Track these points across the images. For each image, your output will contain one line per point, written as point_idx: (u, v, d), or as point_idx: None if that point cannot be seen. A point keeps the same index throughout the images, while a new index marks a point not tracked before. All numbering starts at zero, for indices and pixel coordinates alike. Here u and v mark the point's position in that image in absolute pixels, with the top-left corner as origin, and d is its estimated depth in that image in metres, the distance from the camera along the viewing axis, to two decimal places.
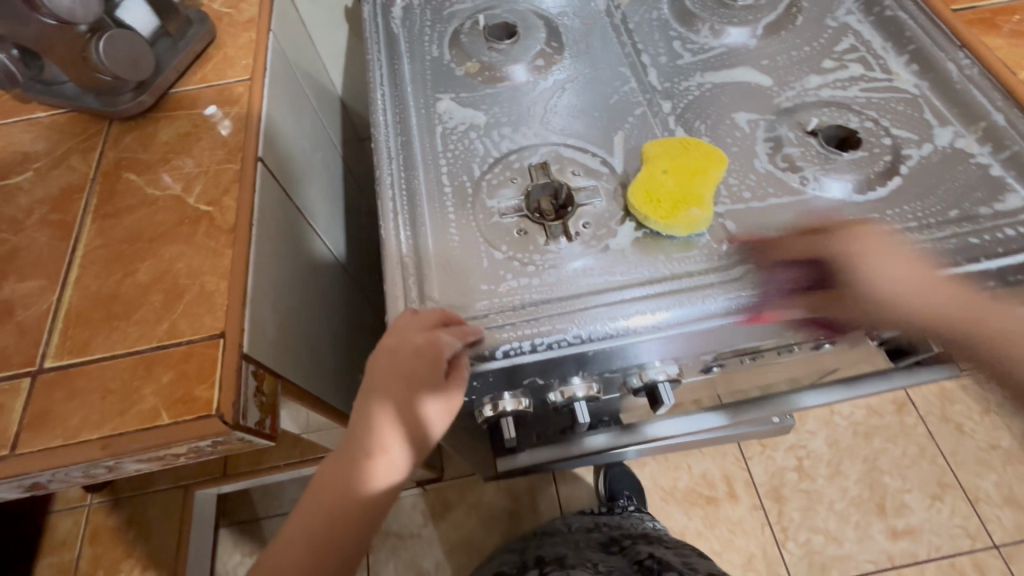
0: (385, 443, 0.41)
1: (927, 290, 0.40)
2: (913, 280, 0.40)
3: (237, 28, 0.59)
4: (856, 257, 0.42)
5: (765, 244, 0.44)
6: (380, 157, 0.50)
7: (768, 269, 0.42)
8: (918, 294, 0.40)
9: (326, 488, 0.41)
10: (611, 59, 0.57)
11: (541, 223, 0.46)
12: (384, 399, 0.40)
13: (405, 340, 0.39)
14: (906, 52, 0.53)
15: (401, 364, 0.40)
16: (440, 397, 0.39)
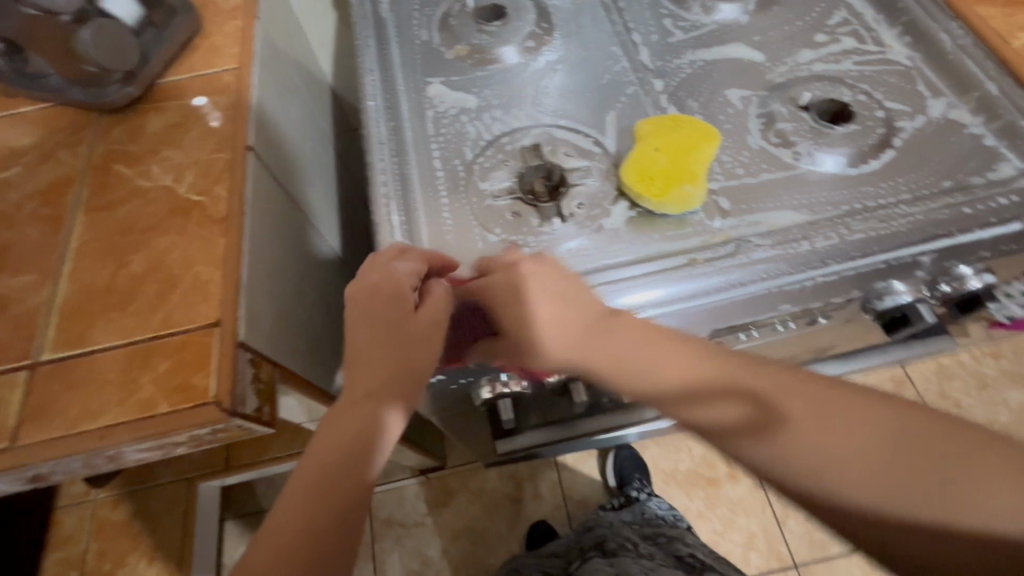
0: (371, 385, 0.37)
1: (648, 358, 0.37)
2: (685, 374, 0.36)
3: (223, 16, 0.58)
4: (564, 302, 0.39)
5: (523, 284, 0.39)
6: (371, 143, 0.50)
7: (762, 242, 0.42)
8: (579, 353, 0.38)
9: (325, 462, 0.36)
10: (602, 39, 0.56)
11: (534, 205, 0.46)
12: (355, 342, 0.39)
13: (388, 279, 0.39)
14: (899, 23, 0.53)
15: (362, 306, 0.39)
16: (419, 323, 0.38)
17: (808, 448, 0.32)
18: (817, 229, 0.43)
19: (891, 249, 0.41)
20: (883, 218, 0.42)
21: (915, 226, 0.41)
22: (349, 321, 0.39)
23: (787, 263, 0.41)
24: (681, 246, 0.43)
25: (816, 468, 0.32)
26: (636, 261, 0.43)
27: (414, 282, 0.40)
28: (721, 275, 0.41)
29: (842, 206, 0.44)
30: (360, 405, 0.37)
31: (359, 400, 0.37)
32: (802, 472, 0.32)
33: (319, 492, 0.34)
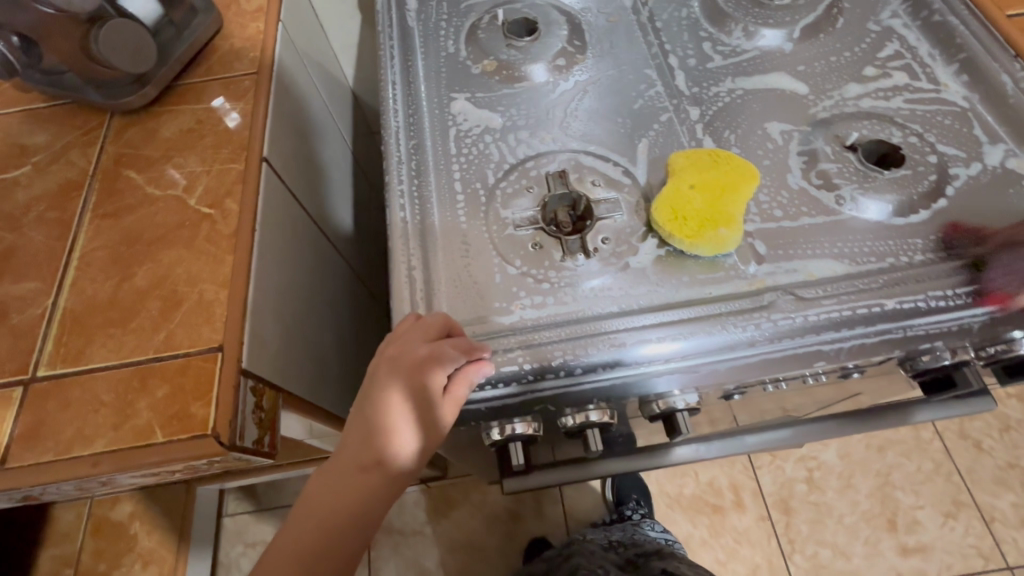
0: (379, 451, 0.39)
1: None
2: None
3: (245, 18, 0.57)
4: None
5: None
6: (390, 160, 0.48)
7: (803, 296, 0.40)
8: None
9: (320, 495, 0.40)
10: (637, 60, 0.54)
11: (558, 237, 0.44)
12: (385, 406, 0.38)
13: (406, 350, 0.38)
14: (957, 60, 0.49)
15: (402, 373, 0.38)
16: (443, 413, 0.37)
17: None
18: (858, 283, 0.40)
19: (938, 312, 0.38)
20: (932, 275, 0.39)
21: (970, 286, 0.38)
22: (385, 380, 0.39)
23: (826, 321, 0.38)
24: (712, 293, 0.41)
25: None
26: (663, 306, 0.41)
27: (452, 367, 0.37)
28: (755, 329, 0.38)
29: (887, 260, 0.41)
30: (360, 473, 0.39)
31: (361, 469, 0.39)
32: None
33: (312, 535, 0.39)
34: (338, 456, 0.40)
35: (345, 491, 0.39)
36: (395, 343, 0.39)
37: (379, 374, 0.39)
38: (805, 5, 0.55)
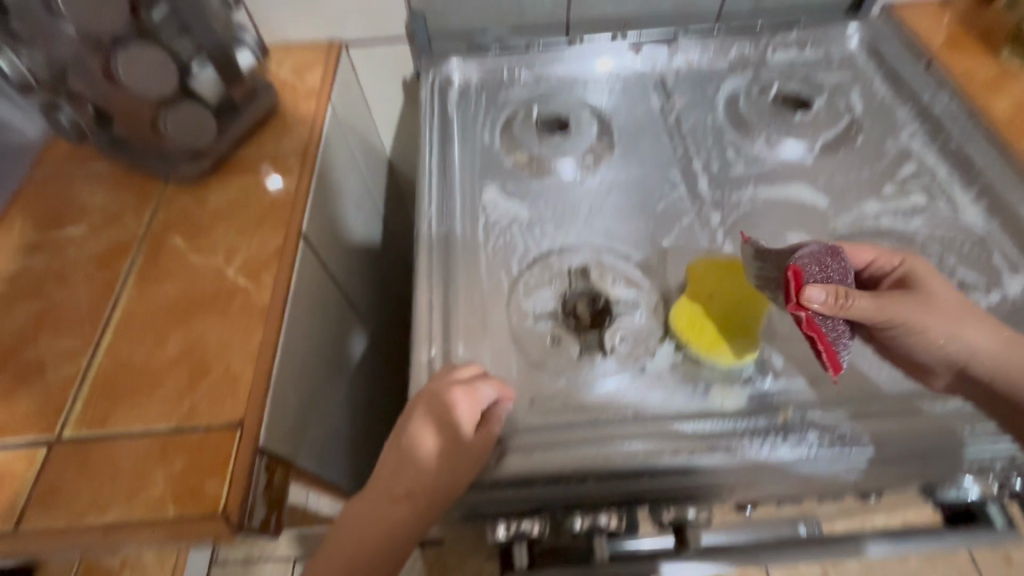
0: (409, 488, 0.39)
1: (966, 315, 0.39)
2: (971, 313, 0.40)
3: (299, 100, 0.62)
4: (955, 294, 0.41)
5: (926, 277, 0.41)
6: (421, 244, 0.50)
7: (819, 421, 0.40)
8: (954, 305, 0.40)
9: (350, 527, 0.39)
10: (661, 162, 0.56)
11: (577, 332, 0.45)
12: (419, 441, 0.39)
13: (443, 388, 0.39)
14: (975, 185, 0.51)
15: (436, 411, 0.39)
16: (474, 449, 0.38)
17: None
18: (866, 408, 0.40)
19: (941, 446, 0.39)
20: (939, 408, 0.40)
21: (975, 422, 0.39)
22: (419, 417, 0.39)
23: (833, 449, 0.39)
24: (727, 405, 0.41)
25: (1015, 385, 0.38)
26: (677, 415, 0.41)
27: (486, 402, 0.39)
28: (764, 452, 0.39)
29: (899, 385, 0.41)
30: (394, 506, 0.39)
31: (394, 501, 0.39)
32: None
33: (345, 564, 0.38)
34: (372, 484, 0.40)
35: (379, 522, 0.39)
36: (432, 382, 0.40)
37: (414, 409, 0.40)
38: (826, 120, 0.58)
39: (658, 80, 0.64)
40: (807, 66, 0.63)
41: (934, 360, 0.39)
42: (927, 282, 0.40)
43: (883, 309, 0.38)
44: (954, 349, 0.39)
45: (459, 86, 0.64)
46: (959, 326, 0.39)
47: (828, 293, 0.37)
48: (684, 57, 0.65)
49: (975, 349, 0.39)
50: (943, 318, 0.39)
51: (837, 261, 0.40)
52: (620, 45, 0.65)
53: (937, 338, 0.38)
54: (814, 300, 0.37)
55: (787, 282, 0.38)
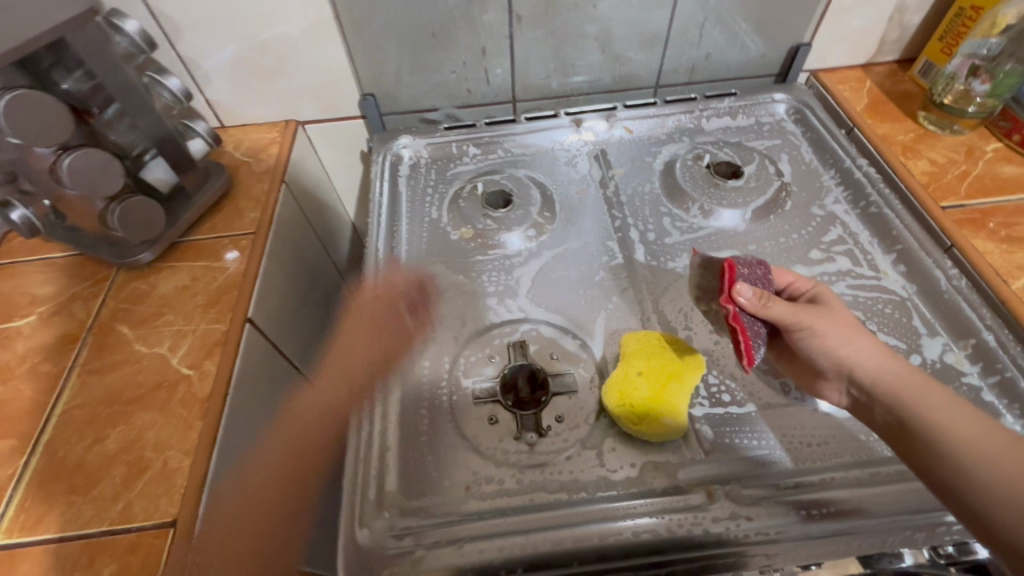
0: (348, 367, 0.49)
1: (859, 329, 0.40)
2: (868, 334, 0.40)
3: (253, 181, 0.64)
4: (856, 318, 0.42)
5: (829, 296, 0.43)
6: (364, 324, 0.51)
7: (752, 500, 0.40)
8: (847, 318, 0.41)
9: (299, 419, 0.52)
10: (599, 233, 0.59)
11: (514, 412, 0.45)
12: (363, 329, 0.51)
13: (374, 288, 0.54)
14: (894, 250, 0.54)
15: (371, 306, 0.53)
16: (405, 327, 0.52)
17: (913, 384, 0.37)
18: (798, 482, 0.41)
19: (867, 522, 0.40)
20: (863, 480, 0.41)
21: (896, 493, 0.40)
22: (366, 306, 0.53)
23: (762, 530, 0.39)
24: (659, 484, 0.41)
25: (897, 394, 0.38)
26: (609, 496, 0.41)
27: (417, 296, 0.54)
28: (693, 534, 0.39)
29: (825, 457, 0.43)
30: (337, 389, 0.49)
31: (335, 388, 0.49)
32: (919, 404, 0.36)
33: (304, 444, 0.51)
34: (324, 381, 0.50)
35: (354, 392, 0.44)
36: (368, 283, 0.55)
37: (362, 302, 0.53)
38: (756, 187, 0.60)
39: (599, 151, 0.67)
40: (740, 133, 0.67)
41: (827, 364, 0.40)
42: (834, 300, 0.42)
43: (793, 313, 0.41)
44: (846, 354, 0.39)
45: (409, 162, 0.67)
46: (851, 334, 0.40)
47: (755, 291, 0.41)
48: (624, 128, 0.68)
49: (867, 359, 0.39)
50: (841, 326, 0.40)
51: (762, 273, 0.44)
52: (563, 121, 0.69)
53: (831, 342, 0.40)
54: (742, 295, 0.41)
55: (724, 275, 0.42)
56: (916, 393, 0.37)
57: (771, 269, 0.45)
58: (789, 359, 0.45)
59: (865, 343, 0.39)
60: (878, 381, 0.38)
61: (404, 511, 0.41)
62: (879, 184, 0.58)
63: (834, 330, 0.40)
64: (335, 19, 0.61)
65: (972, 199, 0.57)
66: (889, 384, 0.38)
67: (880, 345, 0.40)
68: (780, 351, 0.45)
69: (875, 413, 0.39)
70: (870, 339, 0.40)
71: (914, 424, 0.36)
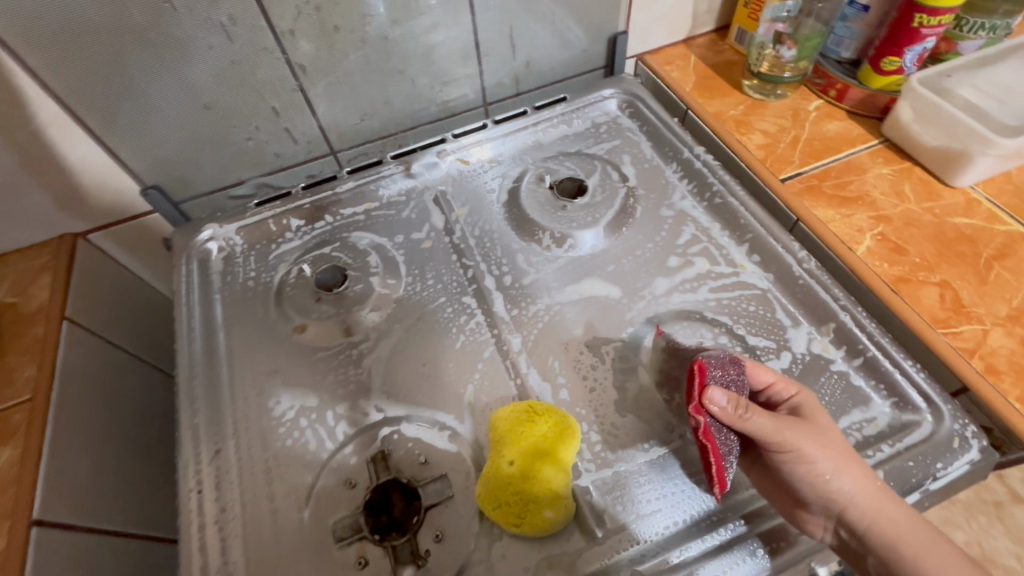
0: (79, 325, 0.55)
1: (846, 455, 0.37)
2: (856, 459, 0.37)
3: (22, 328, 0.52)
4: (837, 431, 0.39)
5: (812, 407, 0.39)
6: (186, 486, 0.42)
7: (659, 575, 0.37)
8: (835, 444, 0.37)
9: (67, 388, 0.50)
10: (452, 288, 0.53)
11: (384, 545, 0.39)
12: None
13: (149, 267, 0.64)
14: (746, 240, 0.52)
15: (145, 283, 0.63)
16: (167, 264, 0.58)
17: (905, 526, 0.35)
18: (700, 534, 0.38)
19: (775, 562, 0.37)
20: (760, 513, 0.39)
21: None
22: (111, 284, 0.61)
23: None
24: None
25: (891, 540, 0.35)
26: None
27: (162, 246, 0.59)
28: None
29: (721, 496, 0.40)
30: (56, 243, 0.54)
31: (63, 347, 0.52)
32: (915, 553, 0.35)
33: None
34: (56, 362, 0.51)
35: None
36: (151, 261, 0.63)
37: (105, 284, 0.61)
38: (603, 200, 0.56)
39: (438, 192, 0.60)
40: (578, 140, 0.63)
41: (814, 495, 0.36)
42: (818, 415, 0.39)
43: (776, 431, 0.37)
44: (837, 488, 0.36)
45: (223, 254, 0.57)
46: (844, 463, 0.36)
47: (729, 399, 0.37)
48: (458, 160, 0.62)
49: (854, 495, 0.36)
50: (832, 451, 0.37)
51: (736, 367, 0.39)
52: (390, 167, 0.61)
53: (822, 472, 0.36)
54: (716, 403, 0.37)
55: (693, 378, 0.37)
56: (905, 540, 0.35)
57: (748, 368, 0.40)
58: (760, 478, 0.39)
59: (856, 471, 0.36)
60: (868, 525, 0.35)
61: None
62: (718, 170, 0.57)
63: (821, 464, 0.36)
64: (68, 114, 0.49)
65: (807, 165, 0.56)
66: (879, 529, 0.35)
67: (868, 476, 0.37)
68: (750, 464, 0.40)
69: (861, 555, 0.36)
70: (858, 469, 0.37)
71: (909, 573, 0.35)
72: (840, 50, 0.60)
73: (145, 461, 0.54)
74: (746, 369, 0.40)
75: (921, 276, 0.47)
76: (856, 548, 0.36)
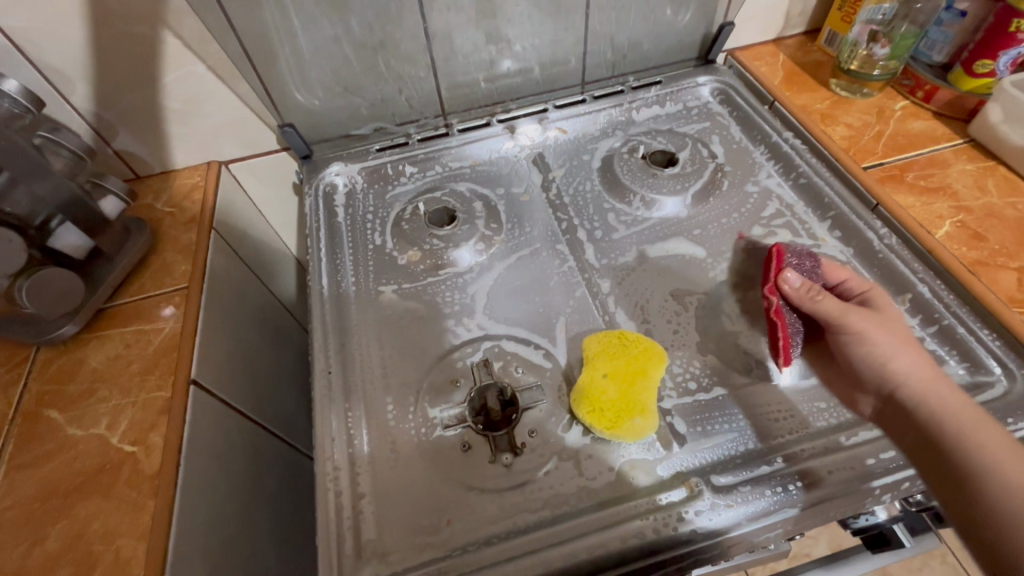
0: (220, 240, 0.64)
1: (907, 340, 0.41)
2: (916, 347, 0.41)
3: (178, 231, 0.60)
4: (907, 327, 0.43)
5: (882, 305, 0.44)
6: (317, 369, 0.49)
7: (733, 487, 0.40)
8: (896, 329, 0.42)
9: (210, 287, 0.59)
10: (548, 236, 0.59)
11: (485, 435, 0.44)
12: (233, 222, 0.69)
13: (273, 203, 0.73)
14: (829, 217, 0.56)
15: None
16: None
17: (955, 401, 0.37)
18: (772, 460, 0.42)
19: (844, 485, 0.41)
20: (830, 448, 0.42)
21: (855, 457, 0.41)
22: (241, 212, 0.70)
23: (743, 515, 0.39)
24: (639, 484, 0.42)
25: (935, 407, 0.38)
26: (588, 507, 0.41)
27: None
28: (677, 532, 0.39)
29: (791, 431, 0.44)
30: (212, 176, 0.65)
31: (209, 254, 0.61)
32: (961, 426, 0.36)
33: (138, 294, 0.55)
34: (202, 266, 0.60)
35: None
36: None
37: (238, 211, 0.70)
38: (693, 171, 0.61)
39: (537, 155, 0.67)
40: (670, 120, 0.68)
41: (867, 367, 0.41)
42: (886, 308, 0.44)
43: (839, 310, 0.43)
44: (889, 361, 0.40)
45: (345, 189, 0.65)
46: (908, 347, 0.41)
47: (803, 283, 0.45)
48: (557, 129, 0.68)
49: (904, 367, 0.40)
50: (892, 333, 0.41)
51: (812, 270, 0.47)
52: (497, 129, 0.68)
53: (876, 346, 0.41)
54: (790, 284, 0.45)
55: (773, 261, 0.47)
56: (952, 410, 0.37)
57: (827, 270, 0.48)
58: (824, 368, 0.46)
59: (919, 358, 0.40)
60: (913, 393, 0.39)
61: (389, 553, 0.40)
62: (806, 154, 0.61)
63: (877, 338, 0.41)
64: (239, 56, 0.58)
65: (890, 157, 0.59)
66: (925, 396, 0.38)
67: (927, 360, 0.40)
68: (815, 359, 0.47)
69: (901, 425, 0.39)
70: (915, 351, 0.40)
71: (944, 432, 0.36)
72: (932, 54, 0.63)
73: (255, 360, 0.62)
74: (822, 268, 0.47)
75: (999, 262, 0.49)
76: (898, 418, 0.40)
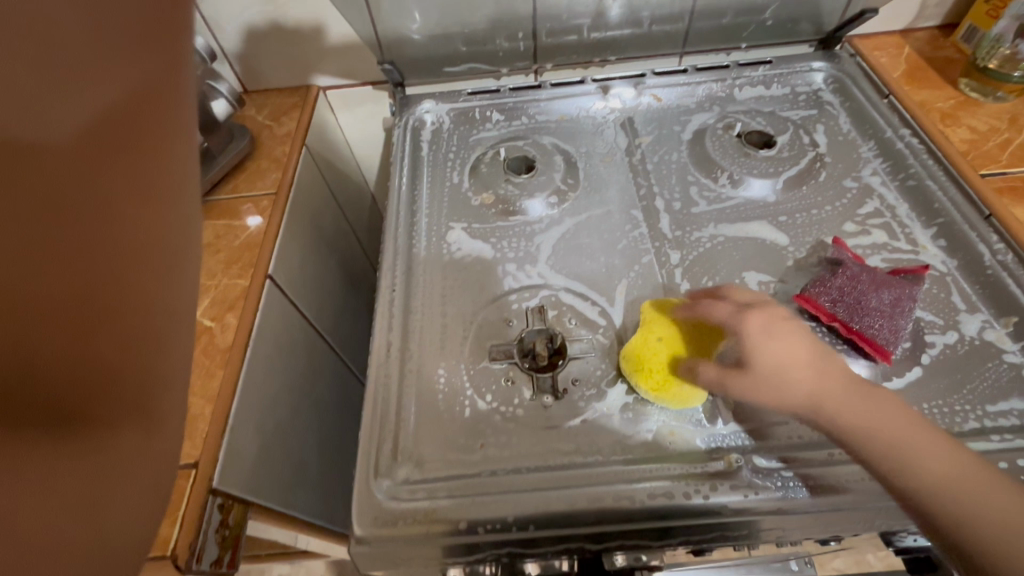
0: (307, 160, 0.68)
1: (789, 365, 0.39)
2: (802, 365, 0.39)
3: (275, 142, 0.64)
4: (796, 337, 0.40)
5: (765, 324, 0.40)
6: (383, 286, 0.52)
7: (775, 472, 0.39)
8: (773, 358, 0.39)
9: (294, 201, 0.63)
10: (623, 201, 0.58)
11: (531, 374, 0.45)
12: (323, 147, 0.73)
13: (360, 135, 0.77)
14: (935, 224, 0.51)
15: None
16: None
17: (866, 418, 0.37)
18: (825, 456, 0.40)
19: None
20: None
21: None
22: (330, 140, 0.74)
23: (779, 501, 0.38)
24: (675, 450, 0.41)
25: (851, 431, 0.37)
26: (619, 461, 0.41)
27: None
28: (708, 502, 0.38)
29: None
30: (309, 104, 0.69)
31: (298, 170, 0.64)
32: (885, 446, 0.36)
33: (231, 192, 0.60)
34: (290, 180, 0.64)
35: (46, 450, 0.16)
36: None
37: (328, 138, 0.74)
38: (789, 157, 0.58)
39: (625, 119, 0.65)
40: (775, 103, 0.64)
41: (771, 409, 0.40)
42: (769, 330, 0.40)
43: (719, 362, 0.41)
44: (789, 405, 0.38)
45: (432, 127, 0.67)
46: (782, 381, 0.39)
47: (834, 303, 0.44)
48: (651, 96, 0.66)
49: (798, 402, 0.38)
50: (769, 368, 0.39)
51: (868, 268, 0.46)
52: (590, 88, 0.67)
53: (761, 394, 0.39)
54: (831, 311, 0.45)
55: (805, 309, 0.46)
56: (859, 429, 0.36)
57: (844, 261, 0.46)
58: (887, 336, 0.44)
59: (793, 383, 0.38)
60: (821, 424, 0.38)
61: (423, 461, 0.42)
62: (922, 155, 0.56)
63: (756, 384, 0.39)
64: None
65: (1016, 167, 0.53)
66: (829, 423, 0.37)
67: (818, 378, 0.38)
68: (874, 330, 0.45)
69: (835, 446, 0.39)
70: (795, 375, 0.38)
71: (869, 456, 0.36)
72: None
73: (323, 274, 0.66)
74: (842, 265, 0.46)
75: None
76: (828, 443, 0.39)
